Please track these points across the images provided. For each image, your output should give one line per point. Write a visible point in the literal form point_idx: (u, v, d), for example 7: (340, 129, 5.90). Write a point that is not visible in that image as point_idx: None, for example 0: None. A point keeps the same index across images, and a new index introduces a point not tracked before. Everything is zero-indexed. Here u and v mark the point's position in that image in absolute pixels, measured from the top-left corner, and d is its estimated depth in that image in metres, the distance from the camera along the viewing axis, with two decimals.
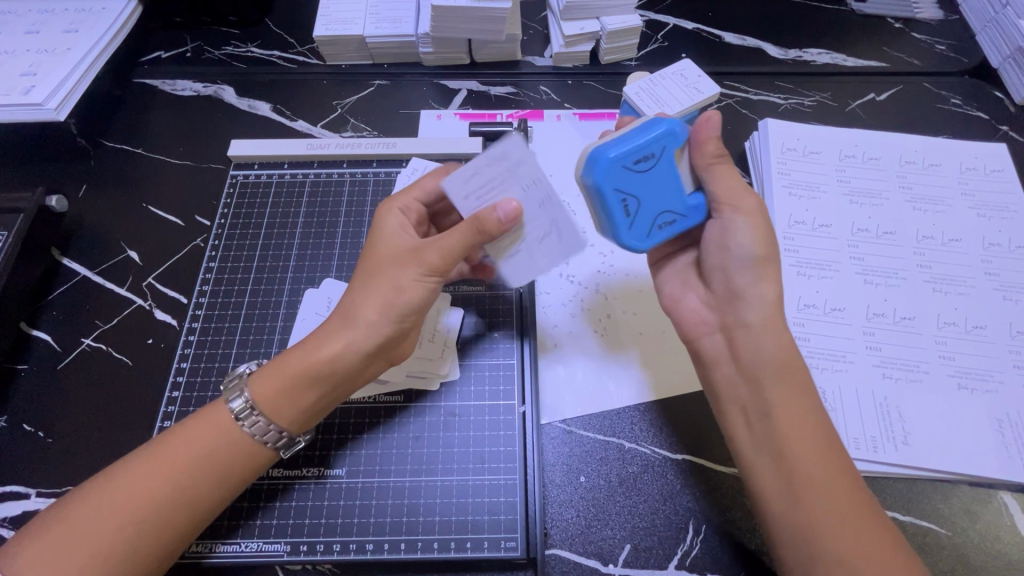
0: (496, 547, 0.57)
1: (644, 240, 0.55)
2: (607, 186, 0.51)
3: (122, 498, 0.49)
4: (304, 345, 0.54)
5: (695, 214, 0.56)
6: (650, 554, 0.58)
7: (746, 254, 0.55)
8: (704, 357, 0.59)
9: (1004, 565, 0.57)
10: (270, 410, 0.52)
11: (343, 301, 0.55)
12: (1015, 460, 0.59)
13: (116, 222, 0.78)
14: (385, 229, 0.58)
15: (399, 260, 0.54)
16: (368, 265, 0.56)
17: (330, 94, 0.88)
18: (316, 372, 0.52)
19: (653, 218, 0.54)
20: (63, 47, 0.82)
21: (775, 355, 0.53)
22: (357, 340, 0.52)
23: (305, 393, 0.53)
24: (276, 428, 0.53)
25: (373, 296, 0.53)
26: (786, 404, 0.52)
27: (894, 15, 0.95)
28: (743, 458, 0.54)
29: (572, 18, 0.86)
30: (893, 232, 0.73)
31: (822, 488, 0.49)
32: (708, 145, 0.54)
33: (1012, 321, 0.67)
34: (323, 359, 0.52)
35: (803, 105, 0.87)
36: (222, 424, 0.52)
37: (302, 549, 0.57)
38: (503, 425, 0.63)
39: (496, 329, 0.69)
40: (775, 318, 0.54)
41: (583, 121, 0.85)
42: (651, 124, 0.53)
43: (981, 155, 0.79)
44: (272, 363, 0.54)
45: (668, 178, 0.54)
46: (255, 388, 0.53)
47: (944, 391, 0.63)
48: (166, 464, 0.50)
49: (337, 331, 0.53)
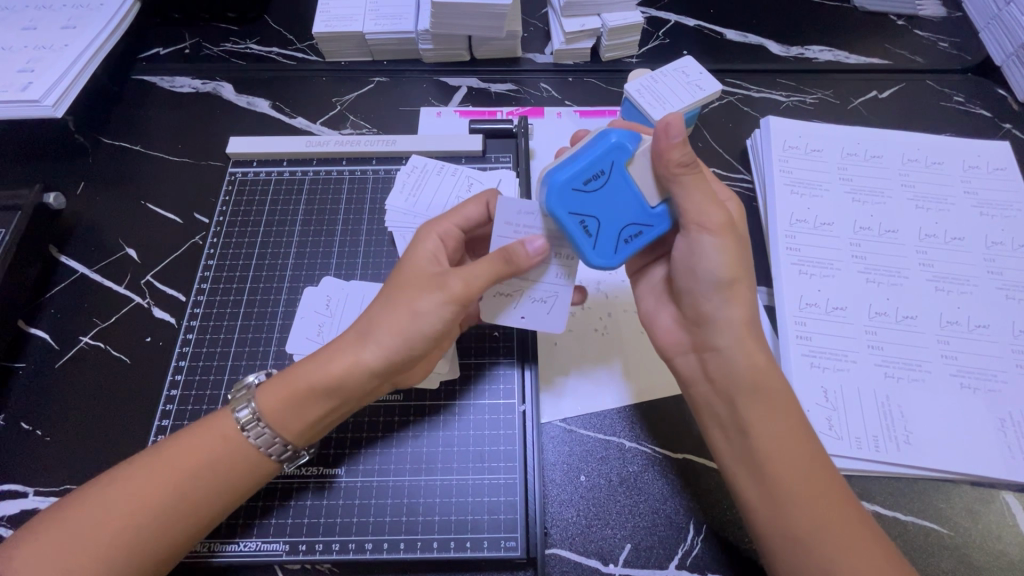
0: (496, 547, 0.57)
1: (611, 257, 0.52)
2: (559, 211, 0.50)
3: (120, 507, 0.48)
4: (311, 359, 0.53)
5: (660, 222, 0.53)
6: (650, 554, 0.57)
7: (711, 276, 0.53)
8: (681, 375, 0.59)
9: (1005, 565, 0.57)
10: (279, 424, 0.52)
11: (360, 315, 0.54)
12: (1017, 460, 0.59)
13: (115, 219, 0.78)
14: (414, 246, 0.57)
15: (424, 283, 0.53)
16: (391, 283, 0.55)
17: (330, 91, 0.87)
18: (324, 389, 0.52)
19: (616, 233, 0.52)
20: (60, 44, 0.82)
21: (747, 372, 0.53)
22: (368, 357, 0.52)
23: (310, 408, 0.52)
24: (282, 441, 0.52)
25: (391, 315, 0.52)
26: (761, 421, 0.52)
27: (896, 13, 0.95)
28: (724, 474, 0.54)
29: (573, 15, 0.85)
30: (895, 230, 0.72)
31: (805, 502, 0.49)
32: (671, 153, 0.49)
33: (1014, 320, 0.67)
34: (332, 376, 0.51)
35: (805, 102, 0.86)
36: (228, 431, 0.52)
37: (301, 549, 0.57)
38: (503, 424, 0.63)
39: (497, 328, 0.68)
40: (745, 338, 0.53)
41: (584, 119, 0.85)
42: (597, 139, 0.51)
43: (984, 152, 0.79)
44: (277, 376, 0.54)
45: (624, 189, 0.51)
46: (265, 405, 0.52)
47: (945, 391, 0.63)
48: (168, 473, 0.50)
49: (347, 348, 0.52)
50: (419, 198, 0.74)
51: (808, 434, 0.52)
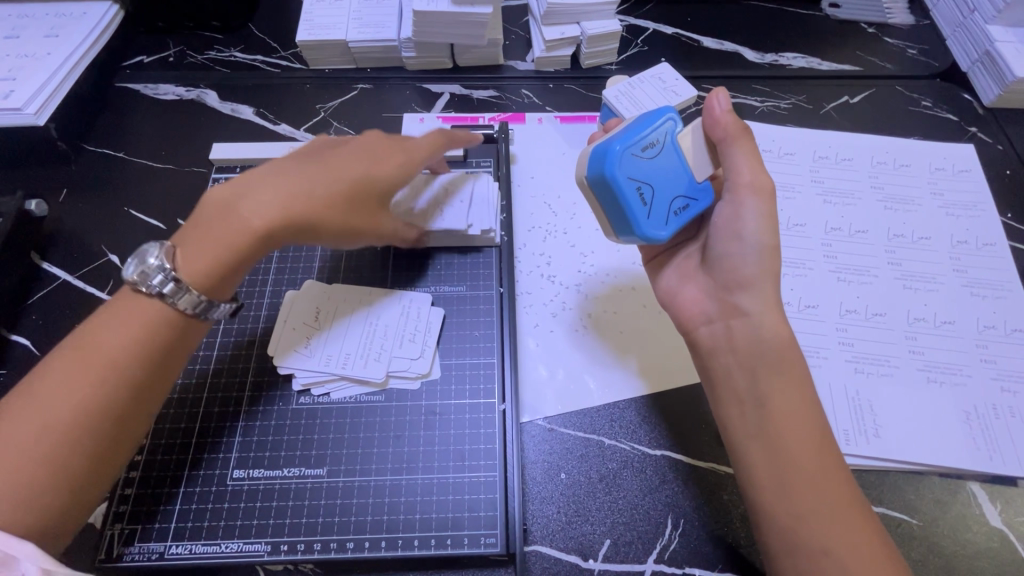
0: (476, 543, 0.58)
1: (662, 228, 0.57)
2: (620, 177, 0.55)
3: (61, 400, 0.48)
4: (232, 211, 0.54)
5: (705, 198, 0.60)
6: (629, 549, 0.58)
7: (754, 241, 0.57)
8: (702, 346, 0.60)
9: (972, 553, 0.58)
10: (203, 278, 0.54)
11: (286, 177, 0.57)
12: (981, 450, 0.61)
13: (97, 225, 0.78)
14: (334, 141, 0.62)
15: (353, 168, 0.59)
16: (311, 161, 0.59)
17: (314, 98, 0.88)
18: (252, 233, 0.54)
19: (667, 205, 0.57)
20: (43, 52, 0.82)
21: (771, 345, 0.55)
22: (296, 211, 0.55)
23: (239, 260, 0.55)
24: (206, 299, 0.54)
25: (336, 217, 0.57)
26: (780, 395, 0.53)
27: (867, 21, 0.98)
28: (732, 446, 0.55)
29: (553, 23, 0.87)
30: (865, 231, 0.74)
31: (811, 474, 0.51)
32: (727, 120, 0.58)
33: (979, 316, 0.69)
34: (258, 220, 0.54)
35: (779, 107, 0.89)
36: (134, 327, 0.52)
37: (283, 549, 0.57)
38: (483, 424, 0.64)
39: (477, 328, 0.69)
40: (773, 308, 0.56)
41: (565, 124, 0.86)
42: (651, 115, 0.58)
43: (949, 155, 0.81)
44: (197, 230, 0.54)
45: (675, 163, 0.58)
46: (190, 259, 0.53)
47: (913, 385, 0.65)
48: (83, 384, 0.49)
49: (274, 199, 0.55)
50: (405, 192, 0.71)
51: (819, 414, 0.54)
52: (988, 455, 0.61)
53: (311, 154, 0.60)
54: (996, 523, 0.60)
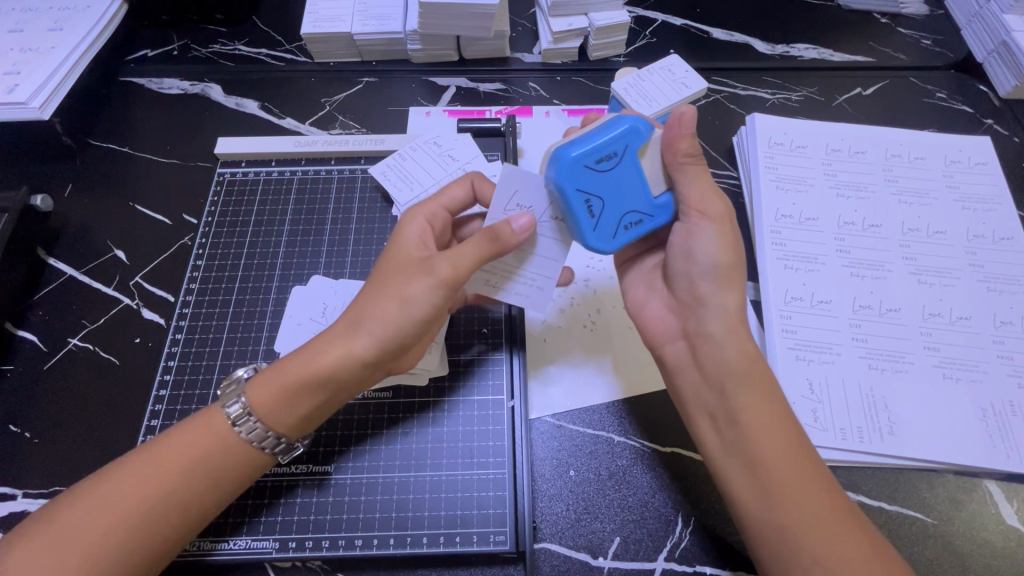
0: (485, 541, 0.57)
1: (609, 241, 0.53)
2: (567, 186, 0.50)
3: (134, 488, 0.49)
4: (304, 352, 0.53)
5: (660, 214, 0.55)
6: (640, 547, 0.58)
7: (709, 263, 0.56)
8: (668, 363, 0.60)
9: (989, 552, 0.58)
10: (271, 418, 0.52)
11: (354, 304, 0.54)
12: (997, 448, 0.60)
13: (104, 221, 0.78)
14: (403, 228, 0.58)
15: (414, 269, 0.53)
16: (379, 272, 0.55)
17: (319, 92, 0.87)
18: (317, 381, 0.51)
19: (617, 218, 0.53)
20: (47, 46, 0.82)
21: (737, 362, 0.54)
22: (362, 347, 0.51)
23: (304, 403, 0.52)
24: (275, 435, 0.52)
25: (384, 312, 0.52)
26: (750, 411, 0.52)
27: (880, 11, 0.96)
28: (710, 461, 0.55)
29: (560, 14, 0.86)
30: (878, 225, 0.73)
31: (794, 490, 0.49)
32: (682, 141, 0.53)
33: (996, 312, 0.68)
34: (329, 367, 0.51)
35: (790, 99, 0.87)
36: (198, 441, 0.51)
37: (291, 546, 0.57)
38: (492, 420, 0.64)
39: (485, 325, 0.69)
40: (735, 327, 0.55)
41: (572, 118, 0.85)
42: (613, 121, 0.52)
43: (965, 148, 0.80)
44: (269, 370, 0.53)
45: (631, 176, 0.53)
46: (257, 398, 0.52)
47: (927, 382, 0.64)
48: (157, 478, 0.49)
49: (340, 337, 0.52)
50: (417, 179, 0.76)
51: (796, 424, 0.53)
52: (1006, 453, 0.60)
53: (379, 259, 0.57)
54: (1012, 522, 0.59)
